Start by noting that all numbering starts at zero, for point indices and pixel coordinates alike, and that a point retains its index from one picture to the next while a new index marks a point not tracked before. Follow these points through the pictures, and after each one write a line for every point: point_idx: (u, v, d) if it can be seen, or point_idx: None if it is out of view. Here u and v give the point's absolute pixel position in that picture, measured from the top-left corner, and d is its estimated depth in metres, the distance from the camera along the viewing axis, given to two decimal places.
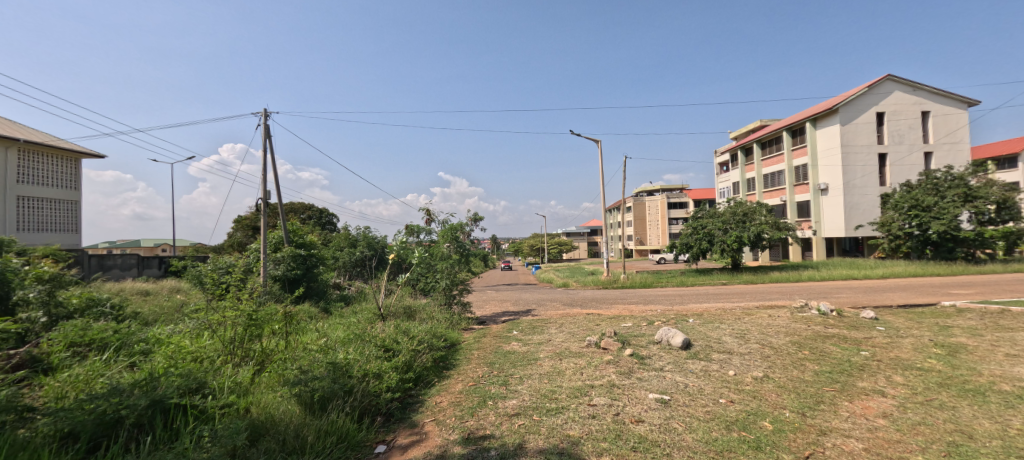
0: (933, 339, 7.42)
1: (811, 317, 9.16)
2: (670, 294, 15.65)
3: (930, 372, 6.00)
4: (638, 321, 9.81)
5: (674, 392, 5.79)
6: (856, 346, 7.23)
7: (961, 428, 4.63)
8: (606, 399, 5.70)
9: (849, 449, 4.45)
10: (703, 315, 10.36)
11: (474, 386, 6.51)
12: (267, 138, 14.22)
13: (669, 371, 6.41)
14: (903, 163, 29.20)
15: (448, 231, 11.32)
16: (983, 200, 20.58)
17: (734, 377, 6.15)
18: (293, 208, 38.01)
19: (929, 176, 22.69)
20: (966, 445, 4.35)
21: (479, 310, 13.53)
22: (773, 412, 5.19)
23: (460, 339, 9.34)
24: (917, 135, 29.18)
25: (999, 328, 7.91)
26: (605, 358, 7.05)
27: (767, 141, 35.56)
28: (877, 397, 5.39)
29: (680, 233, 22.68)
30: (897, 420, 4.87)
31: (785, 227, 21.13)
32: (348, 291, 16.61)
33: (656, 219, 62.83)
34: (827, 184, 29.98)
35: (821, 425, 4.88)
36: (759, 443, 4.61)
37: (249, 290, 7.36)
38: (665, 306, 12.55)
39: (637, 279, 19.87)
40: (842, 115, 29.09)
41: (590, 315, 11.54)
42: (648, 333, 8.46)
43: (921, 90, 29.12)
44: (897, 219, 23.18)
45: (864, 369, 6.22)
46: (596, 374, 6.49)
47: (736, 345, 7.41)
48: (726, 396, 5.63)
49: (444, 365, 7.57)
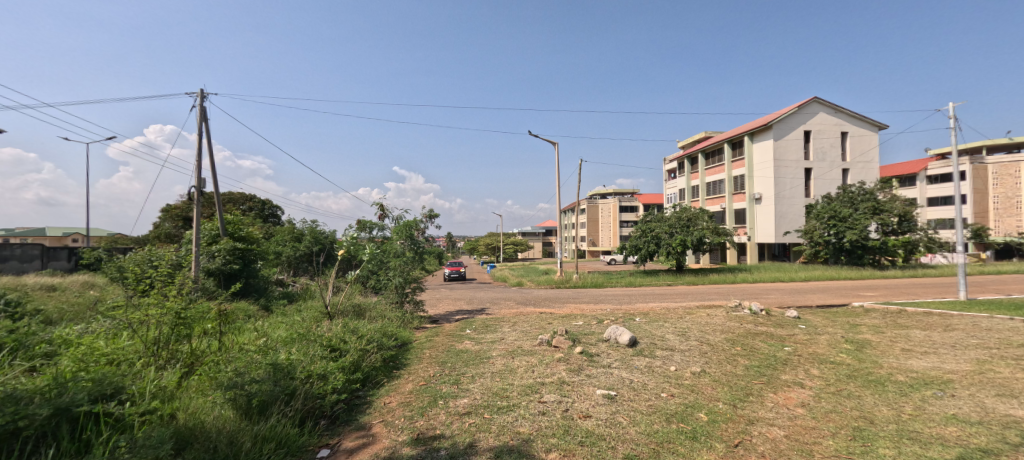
0: (844, 336, 8.30)
1: (745, 315, 9.87)
2: (620, 294, 16.36)
3: (841, 365, 6.71)
4: (588, 319, 10.12)
5: (620, 388, 6.04)
6: (780, 342, 7.92)
7: (865, 415, 5.20)
8: (556, 396, 5.85)
9: (772, 436, 4.91)
10: (649, 313, 10.86)
11: (425, 386, 6.39)
12: (204, 121, 13.08)
13: (616, 368, 6.66)
14: (825, 178, 32.35)
15: (402, 228, 11.03)
16: (888, 213, 23.46)
17: (675, 372, 6.52)
18: (232, 199, 35.07)
19: (846, 190, 25.43)
20: (868, 429, 4.90)
21: (430, 309, 13.31)
22: (709, 404, 5.57)
23: (412, 338, 9.16)
24: (838, 153, 32.45)
25: (897, 326, 8.96)
26: (556, 356, 7.20)
27: (711, 152, 37.94)
28: (797, 389, 5.95)
29: (631, 236, 23.72)
30: (812, 409, 5.40)
31: (724, 233, 22.48)
32: (292, 289, 15.62)
33: (608, 222, 65.43)
34: (761, 195, 32.43)
35: (750, 415, 5.32)
36: (695, 434, 4.99)
37: (179, 286, 6.67)
38: (613, 305, 13.01)
39: (589, 280, 20.42)
40: (776, 131, 31.58)
41: (541, 313, 11.72)
42: (597, 331, 8.76)
43: (842, 113, 32.47)
44: (818, 227, 25.59)
45: (787, 363, 6.83)
46: (547, 371, 6.62)
47: (677, 342, 7.86)
48: (667, 390, 5.95)
49: (394, 365, 7.38)
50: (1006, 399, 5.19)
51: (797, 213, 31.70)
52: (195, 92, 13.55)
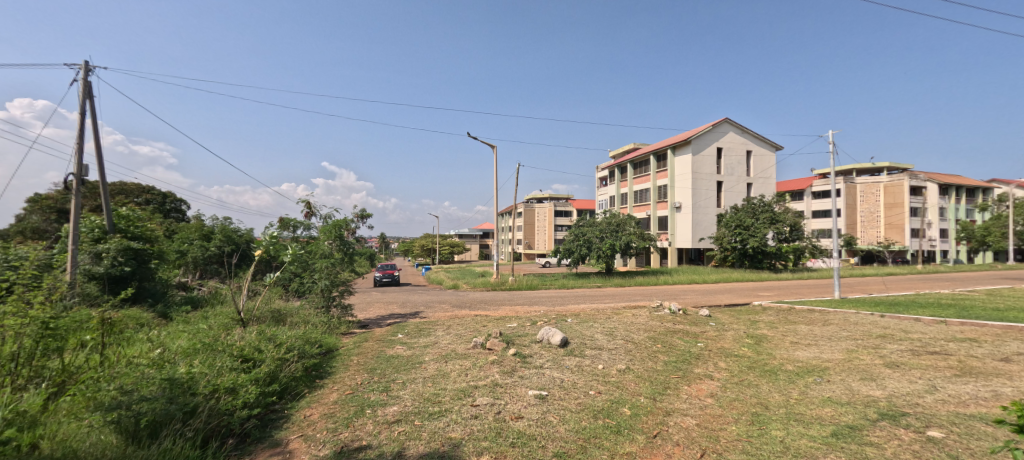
0: (746, 331, 9.31)
1: (665, 315, 10.63)
2: (552, 296, 16.78)
3: (743, 358, 7.50)
4: (521, 321, 10.23)
5: (551, 387, 6.22)
6: (694, 338, 8.66)
7: (761, 401, 5.85)
8: (489, 399, 5.85)
9: (686, 425, 5.35)
10: (580, 315, 11.27)
11: (351, 395, 6.05)
12: (87, 97, 11.16)
13: (548, 368, 6.82)
14: (733, 191, 35.86)
15: (331, 227, 10.24)
16: (783, 223, 26.55)
17: (602, 370, 6.83)
18: (124, 190, 30.07)
19: (749, 201, 28.18)
20: (764, 413, 5.52)
21: (356, 313, 12.59)
22: (632, 399, 5.92)
23: (338, 345, 8.61)
24: (743, 169, 36.19)
25: (788, 322, 10.24)
26: (490, 358, 7.19)
27: (638, 163, 40.41)
28: (708, 380, 6.54)
29: (564, 240, 24.57)
30: (720, 398, 5.97)
31: (648, 238, 24.04)
32: (196, 294, 13.84)
33: (544, 225, 66.74)
34: (681, 204, 35.11)
35: (667, 407, 5.74)
36: (619, 428, 5.27)
37: (50, 290, 5.62)
38: (546, 307, 13.28)
39: (524, 282, 20.62)
40: (694, 146, 34.41)
41: (473, 316, 11.64)
42: (530, 332, 8.90)
43: (747, 133, 36.34)
44: (727, 234, 28.25)
45: (699, 358, 7.49)
46: (480, 374, 6.61)
47: (605, 341, 8.23)
48: (595, 388, 6.22)
49: (317, 374, 6.89)
50: (868, 381, 6.15)
51: (710, 221, 34.73)
52: (78, 64, 11.56)
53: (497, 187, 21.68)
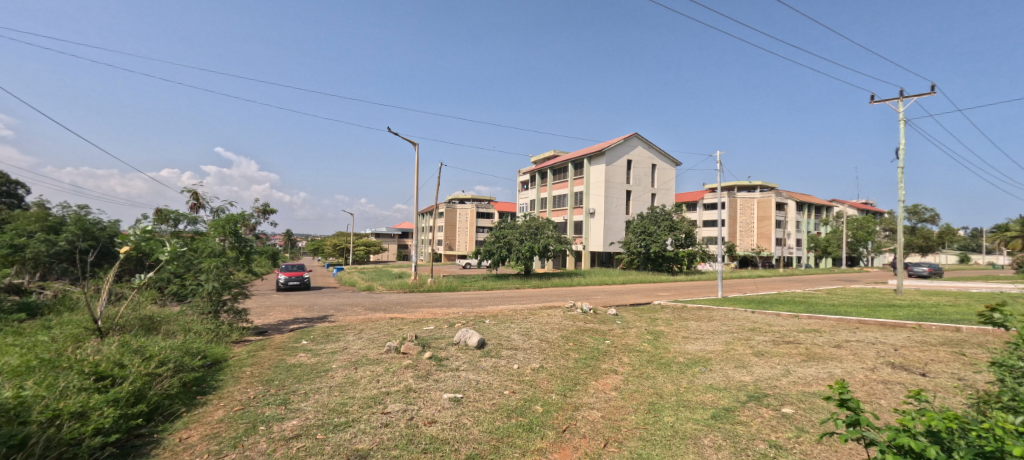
0: (647, 329, 10.13)
1: (577, 314, 11.12)
2: (471, 297, 16.68)
3: (644, 353, 8.16)
4: (438, 324, 9.96)
5: (466, 390, 6.21)
6: (603, 336, 9.22)
7: (657, 391, 6.42)
8: (400, 405, 5.65)
9: (592, 418, 5.67)
10: (497, 316, 11.30)
11: (241, 411, 5.42)
12: None
13: (464, 370, 6.79)
14: (640, 200, 38.68)
15: (223, 222, 9.04)
16: (680, 230, 29.71)
17: (517, 369, 6.97)
18: None
19: (653, 210, 31.15)
20: (660, 402, 6.06)
21: (250, 318, 11.24)
22: (544, 396, 6.13)
23: (228, 355, 7.66)
24: (649, 181, 39.26)
25: (682, 319, 11.34)
26: (403, 363, 6.96)
27: (558, 169, 41.94)
28: (613, 375, 7.00)
29: (485, 242, 24.58)
30: (623, 391, 6.44)
31: (565, 241, 24.83)
32: (35, 298, 11.20)
33: (465, 227, 65.95)
34: (595, 210, 36.93)
35: (576, 402, 6.04)
36: (531, 425, 5.42)
37: None
38: (465, 309, 13.10)
39: (443, 283, 20.13)
40: (608, 157, 36.49)
41: (386, 319, 11.08)
42: (447, 335, 8.71)
43: (653, 149, 39.56)
44: (633, 240, 30.66)
45: (606, 354, 8.00)
46: (393, 380, 6.39)
47: (521, 341, 8.38)
48: (509, 387, 6.33)
49: (198, 391, 6.09)
50: (742, 369, 7.07)
51: (620, 226, 36.87)
52: None
53: (416, 185, 21.76)
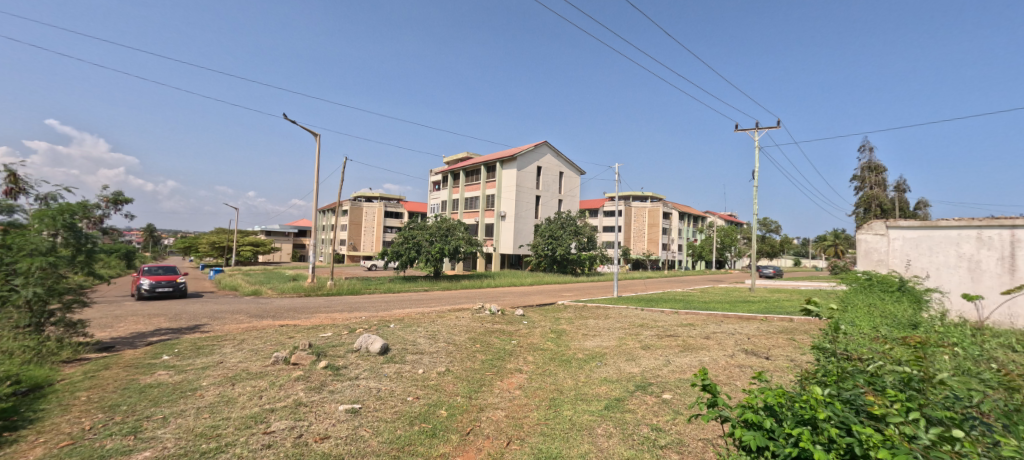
0: (551, 328, 10.73)
1: (485, 316, 11.32)
2: (375, 302, 15.96)
3: (547, 351, 8.62)
4: (337, 330, 9.32)
5: (365, 400, 5.92)
6: (509, 337, 9.55)
7: (557, 387, 6.80)
8: (287, 422, 5.16)
9: (496, 418, 5.79)
10: (403, 319, 10.96)
11: (71, 446, 4.44)
12: None
13: (363, 379, 6.49)
14: (549, 205, 40.37)
15: (54, 215, 7.73)
16: (581, 235, 33.94)
17: (422, 374, 6.87)
18: None
19: (560, 216, 34.96)
20: (560, 397, 6.42)
21: (92, 331, 9.30)
22: (449, 400, 6.12)
23: (54, 378, 6.23)
24: (557, 187, 41.17)
25: (582, 317, 12.19)
26: (293, 375, 6.41)
27: (471, 171, 42.32)
28: (517, 374, 7.26)
29: (394, 243, 25.74)
30: (526, 389, 6.70)
31: (475, 243, 26.99)
32: None
33: (372, 227, 63.17)
34: (505, 213, 37.84)
35: (480, 403, 6.14)
36: (434, 431, 5.34)
37: None
38: (367, 313, 12.47)
39: (344, 288, 19.77)
40: (518, 163, 37.51)
41: (275, 325, 10.05)
42: (346, 341, 8.20)
43: (561, 157, 41.54)
44: (542, 243, 34.38)
45: (512, 353, 8.30)
46: (279, 395, 5.84)
47: (427, 345, 8.26)
48: (413, 393, 6.22)
49: (6, 425, 4.83)
50: (631, 361, 7.84)
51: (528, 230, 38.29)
52: None
53: (315, 180, 21.51)
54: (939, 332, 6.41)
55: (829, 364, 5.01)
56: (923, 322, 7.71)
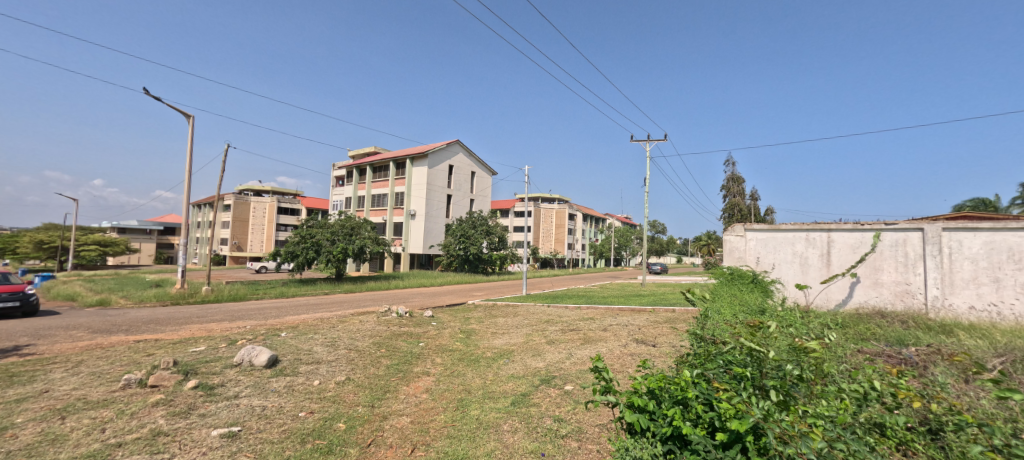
0: (460, 328, 10.75)
1: (392, 318, 10.92)
2: (262, 308, 14.33)
3: (455, 351, 8.59)
4: (213, 342, 8.15)
5: (246, 420, 5.23)
6: (416, 339, 9.35)
7: (465, 387, 6.78)
8: (143, 456, 4.33)
9: (401, 426, 5.54)
10: (297, 327, 10.02)
11: None
12: None
13: (245, 397, 5.76)
14: (460, 204, 40.53)
15: None
16: (493, 235, 34.23)
17: (317, 386, 6.36)
18: None
19: (471, 216, 34.80)
20: (467, 397, 6.40)
21: None
22: (348, 411, 5.73)
23: None
24: (468, 187, 41.60)
25: (491, 316, 12.39)
26: (152, 399, 5.43)
27: (378, 167, 40.66)
28: (424, 377, 7.10)
29: (288, 242, 23.68)
30: (433, 392, 6.57)
31: (382, 243, 25.82)
32: None
33: (261, 224, 55.91)
34: (415, 212, 36.90)
35: (384, 411, 5.85)
36: (331, 447, 4.91)
37: None
38: (255, 321, 11.16)
39: (225, 292, 17.56)
40: (430, 160, 36.99)
41: (130, 341, 8.41)
42: (223, 355, 7.19)
43: (472, 157, 42.09)
44: (454, 243, 33.70)
45: (418, 357, 8.12)
46: (129, 425, 4.85)
47: (325, 354, 7.67)
48: (306, 408, 5.69)
49: None
50: (537, 356, 8.17)
51: (439, 229, 37.81)
52: None
53: (189, 170, 18.38)
54: (780, 316, 7.82)
55: (698, 347, 5.66)
56: (768, 308, 9.39)
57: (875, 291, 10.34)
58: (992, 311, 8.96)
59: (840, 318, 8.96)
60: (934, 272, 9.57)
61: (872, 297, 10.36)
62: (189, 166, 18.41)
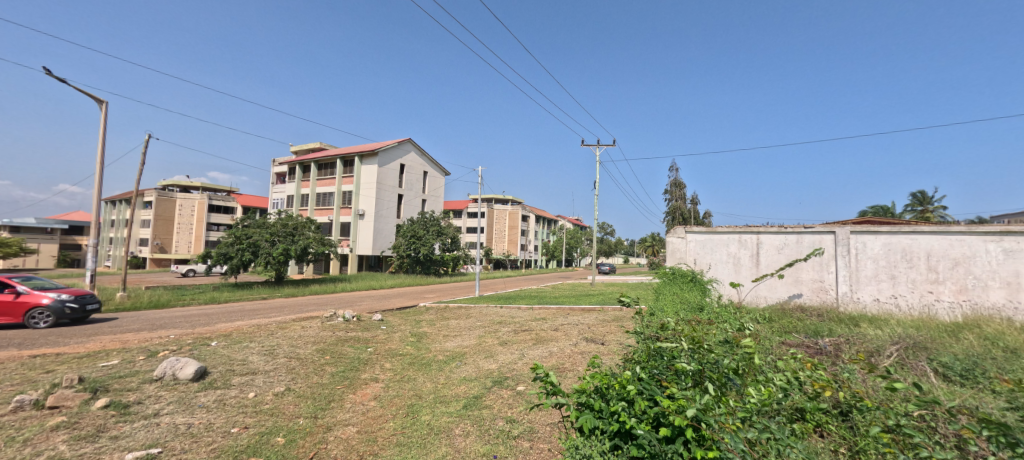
0: (410, 331, 10.41)
1: (338, 323, 10.37)
2: (192, 315, 13.08)
3: (406, 356, 8.31)
4: (128, 355, 7.29)
5: (169, 440, 4.73)
6: (363, 344, 8.95)
7: (416, 392, 6.58)
8: None
9: (346, 437, 5.26)
10: (231, 334, 9.23)
11: None
12: None
13: (167, 414, 5.21)
14: (411, 204, 39.57)
15: None
16: (446, 236, 33.74)
17: (253, 399, 5.90)
18: None
19: (423, 216, 34.05)
20: (418, 403, 6.21)
21: None
22: (287, 425, 5.36)
23: None
24: (420, 186, 40.77)
25: (443, 318, 12.15)
26: (52, 422, 4.76)
27: (324, 164, 38.75)
28: (372, 384, 6.81)
29: (220, 242, 21.87)
30: (382, 399, 6.31)
31: (328, 243, 24.45)
32: None
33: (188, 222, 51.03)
34: (363, 212, 35.49)
35: (327, 422, 5.54)
36: None
37: None
38: (182, 330, 10.16)
39: (146, 299, 15.88)
40: (380, 159, 35.75)
41: (23, 357, 7.32)
42: (140, 369, 6.44)
43: (424, 157, 41.26)
44: (404, 244, 32.87)
45: (366, 363, 7.78)
46: (23, 453, 4.22)
47: (261, 363, 7.12)
48: (240, 424, 5.26)
49: None
50: (490, 358, 8.11)
51: (389, 230, 36.63)
52: None
53: (100, 160, 16.36)
54: (719, 312, 8.42)
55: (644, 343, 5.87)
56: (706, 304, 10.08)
57: (796, 287, 11.40)
58: (890, 304, 10.17)
59: (767, 312, 9.80)
60: (844, 270, 10.70)
61: (795, 294, 11.42)
62: (100, 156, 16.39)
